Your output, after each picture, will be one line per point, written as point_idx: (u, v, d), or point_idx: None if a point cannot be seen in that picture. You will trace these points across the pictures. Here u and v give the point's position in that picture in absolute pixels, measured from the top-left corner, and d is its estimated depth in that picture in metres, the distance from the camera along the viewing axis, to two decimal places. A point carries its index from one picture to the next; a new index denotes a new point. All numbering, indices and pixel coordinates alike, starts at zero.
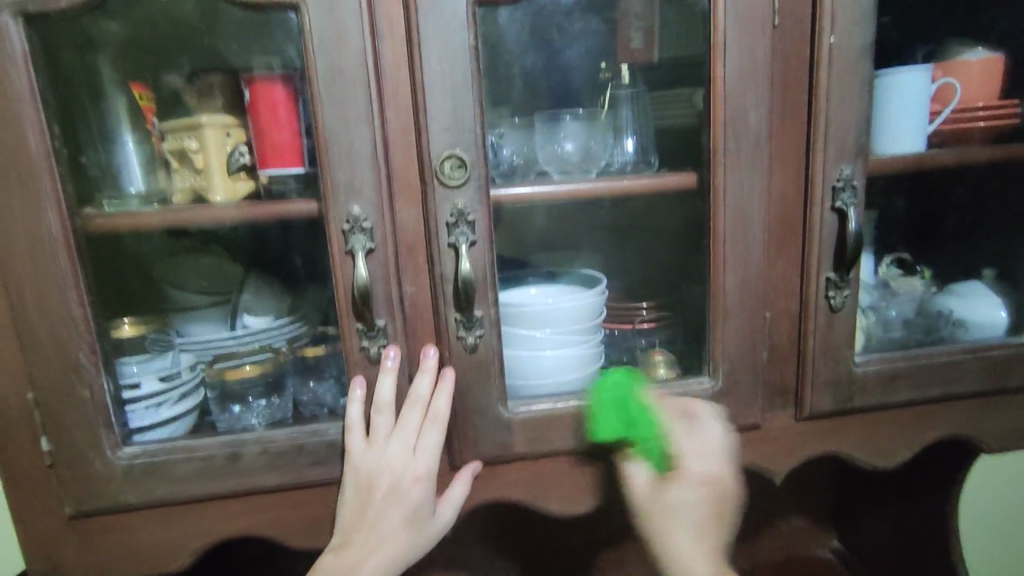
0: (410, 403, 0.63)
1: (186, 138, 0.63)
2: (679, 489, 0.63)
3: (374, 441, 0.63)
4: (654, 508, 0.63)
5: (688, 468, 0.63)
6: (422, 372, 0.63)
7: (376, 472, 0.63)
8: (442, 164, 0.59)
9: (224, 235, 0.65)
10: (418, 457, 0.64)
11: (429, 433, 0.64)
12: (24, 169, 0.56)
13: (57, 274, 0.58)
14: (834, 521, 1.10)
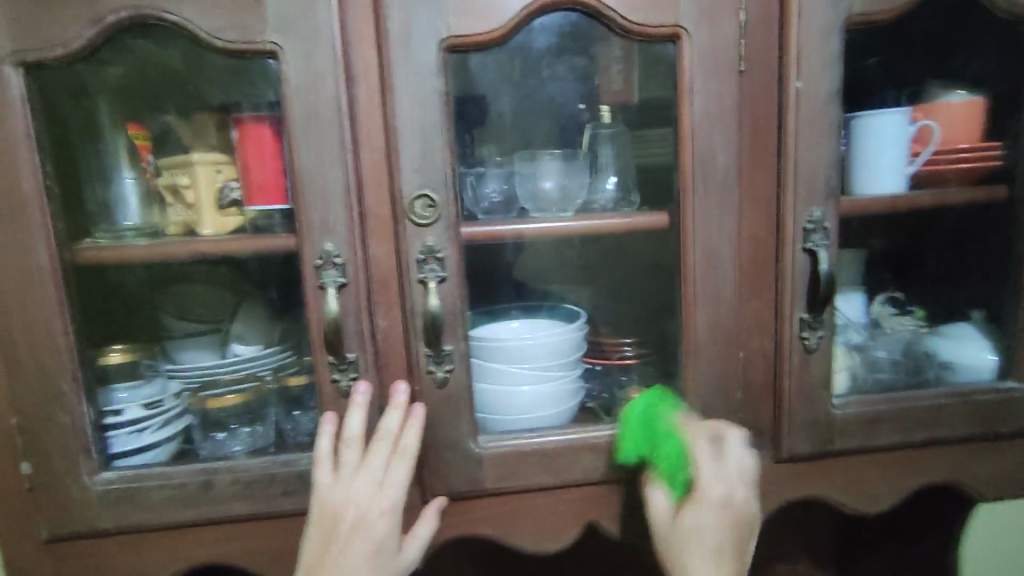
0: (379, 437, 0.63)
1: (178, 175, 0.66)
2: (700, 516, 0.63)
3: (341, 475, 0.62)
4: (675, 540, 0.63)
5: (709, 493, 0.63)
6: (391, 406, 0.63)
7: (341, 506, 0.61)
8: (412, 204, 0.61)
9: (209, 267, 0.67)
10: (386, 492, 0.62)
11: (398, 468, 0.63)
12: (17, 204, 0.59)
13: (44, 304, 0.60)
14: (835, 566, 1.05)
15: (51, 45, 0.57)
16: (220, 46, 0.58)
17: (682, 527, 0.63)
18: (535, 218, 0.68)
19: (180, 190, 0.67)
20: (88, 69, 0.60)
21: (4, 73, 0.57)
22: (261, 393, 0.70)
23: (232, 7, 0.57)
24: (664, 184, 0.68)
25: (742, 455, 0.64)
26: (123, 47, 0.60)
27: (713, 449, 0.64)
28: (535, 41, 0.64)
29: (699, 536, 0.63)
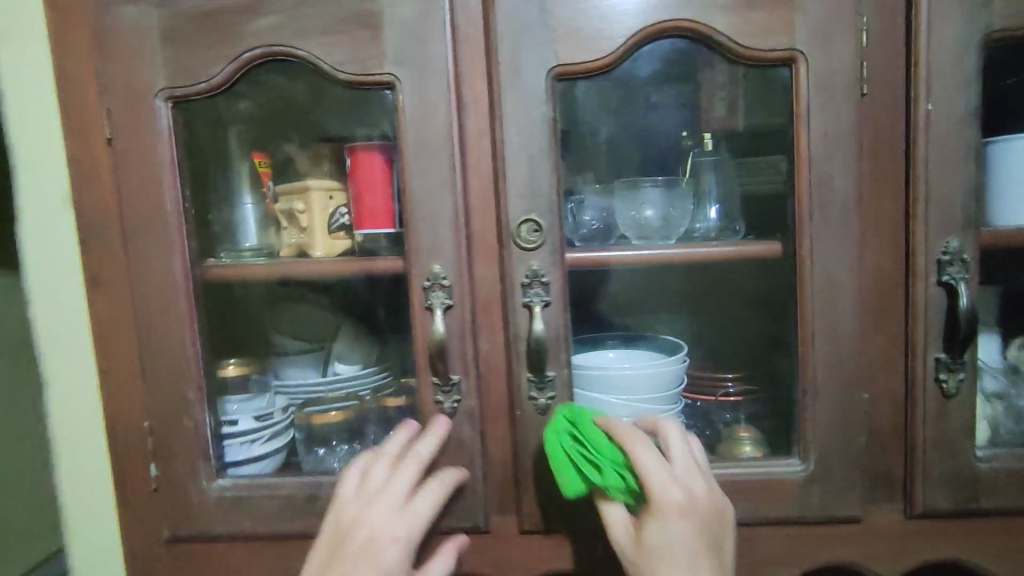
0: (408, 461, 0.62)
1: (295, 201, 0.70)
2: (668, 527, 0.57)
3: (366, 490, 0.62)
4: (643, 553, 0.58)
5: (664, 500, 0.58)
6: (427, 435, 0.63)
7: (354, 523, 0.60)
8: (519, 228, 0.61)
9: (316, 287, 0.69)
10: (404, 519, 0.61)
11: (423, 499, 0.62)
12: (159, 225, 0.63)
13: (176, 317, 0.65)
14: None
15: (197, 82, 0.61)
16: (342, 78, 0.61)
17: (648, 540, 0.58)
18: (645, 246, 0.66)
19: (295, 213, 0.70)
20: (225, 102, 0.64)
21: (156, 106, 0.62)
22: (366, 412, 0.71)
23: (351, 40, 0.60)
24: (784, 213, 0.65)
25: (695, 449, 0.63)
26: (257, 81, 0.63)
27: (661, 466, 0.59)
28: (642, 69, 0.63)
29: (673, 545, 0.57)
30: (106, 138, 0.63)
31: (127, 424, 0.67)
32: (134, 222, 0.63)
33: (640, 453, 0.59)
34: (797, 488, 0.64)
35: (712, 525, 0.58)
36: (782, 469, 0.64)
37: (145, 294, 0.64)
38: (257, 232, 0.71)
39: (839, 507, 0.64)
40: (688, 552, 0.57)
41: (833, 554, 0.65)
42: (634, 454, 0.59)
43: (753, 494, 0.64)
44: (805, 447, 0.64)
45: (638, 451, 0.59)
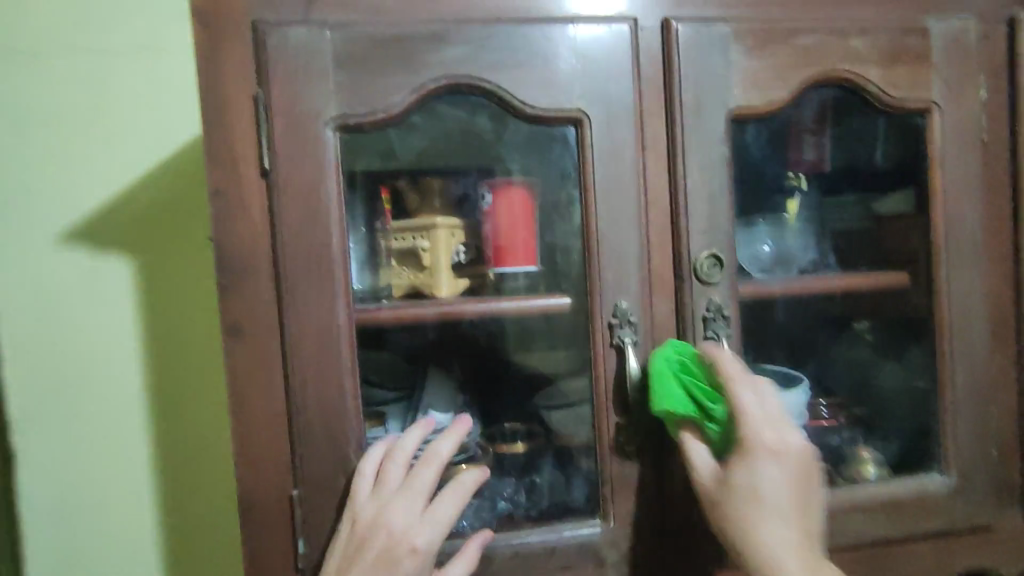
0: (428, 460, 0.59)
1: (418, 238, 0.65)
2: (763, 469, 0.55)
3: (382, 490, 0.57)
4: (731, 491, 0.56)
5: (761, 443, 0.56)
6: (449, 434, 0.60)
7: (371, 529, 0.56)
8: (701, 262, 0.62)
9: (437, 329, 0.64)
10: (424, 527, 0.57)
11: (445, 504, 0.58)
12: (323, 266, 0.57)
13: (336, 367, 0.58)
14: None
15: (374, 110, 0.57)
16: (530, 113, 0.60)
17: (735, 480, 0.56)
18: (773, 279, 0.69)
19: (416, 250, 0.65)
20: (400, 137, 0.60)
21: (325, 136, 0.57)
22: (504, 458, 0.68)
23: (542, 77, 0.59)
24: (889, 242, 0.73)
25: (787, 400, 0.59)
26: (433, 113, 0.60)
27: (757, 408, 0.57)
28: (801, 112, 0.67)
29: (763, 490, 0.55)
30: (262, 171, 0.57)
31: (270, 495, 0.59)
32: (295, 265, 0.57)
33: (737, 393, 0.57)
34: (940, 500, 0.69)
35: (802, 477, 0.56)
36: (930, 483, 0.69)
37: (301, 345, 0.58)
38: (364, 267, 0.62)
39: (974, 515, 0.70)
40: (779, 498, 0.55)
41: (966, 562, 0.71)
42: (732, 394, 0.57)
43: (905, 510, 0.68)
44: (945, 461, 0.70)
45: (734, 390, 0.57)
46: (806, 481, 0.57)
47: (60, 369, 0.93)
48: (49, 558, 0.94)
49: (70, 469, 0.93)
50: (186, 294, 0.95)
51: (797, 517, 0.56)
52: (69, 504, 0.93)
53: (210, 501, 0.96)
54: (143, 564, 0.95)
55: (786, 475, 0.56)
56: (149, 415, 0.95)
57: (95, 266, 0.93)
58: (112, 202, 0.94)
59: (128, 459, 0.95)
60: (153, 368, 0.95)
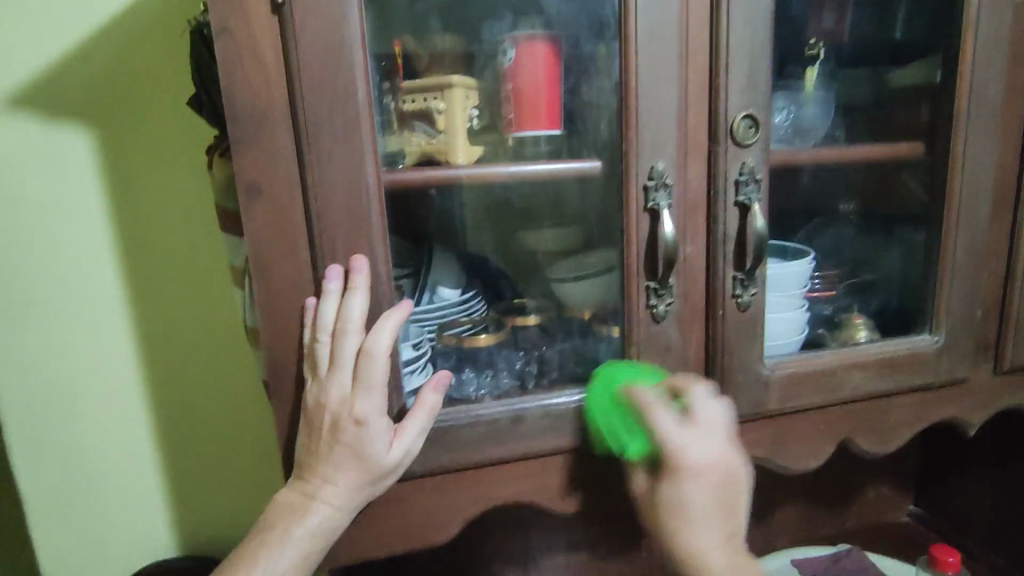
0: (344, 332, 0.54)
1: (433, 99, 0.62)
2: (691, 486, 0.59)
3: (318, 373, 0.55)
4: (661, 507, 0.61)
5: (686, 463, 0.59)
6: (351, 289, 0.55)
7: (319, 407, 0.55)
8: (738, 124, 0.61)
9: (474, 195, 0.64)
10: (361, 396, 0.55)
11: (374, 368, 0.55)
12: (349, 119, 0.53)
13: (366, 229, 0.55)
14: (914, 488, 1.18)
15: None
16: None
17: (663, 497, 0.61)
18: (804, 147, 0.70)
19: (429, 115, 0.62)
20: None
21: None
22: (522, 330, 0.69)
23: None
24: (898, 120, 0.75)
25: (720, 409, 0.61)
26: None
27: (679, 429, 0.60)
28: None
29: (690, 508, 0.59)
30: (273, 7, 0.50)
31: (296, 366, 0.57)
32: (317, 118, 0.52)
33: (659, 419, 0.60)
34: (928, 358, 0.74)
35: (727, 490, 0.60)
36: (920, 342, 0.74)
37: (326, 206, 0.54)
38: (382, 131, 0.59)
39: (953, 371, 0.75)
40: (703, 513, 0.60)
41: (942, 413, 0.78)
42: (653, 421, 0.60)
43: (897, 367, 0.73)
44: (937, 322, 0.74)
45: (657, 417, 0.60)
46: (728, 489, 0.60)
47: (23, 251, 0.85)
48: (35, 448, 0.91)
49: (48, 357, 0.89)
50: (160, 169, 0.87)
51: (722, 523, 0.60)
52: (51, 393, 0.90)
53: (203, 386, 0.94)
54: (138, 448, 0.94)
55: (708, 491, 0.59)
56: (130, 300, 0.90)
57: (50, 137, 0.84)
58: (63, 63, 0.83)
59: (110, 343, 0.90)
60: (129, 249, 0.88)
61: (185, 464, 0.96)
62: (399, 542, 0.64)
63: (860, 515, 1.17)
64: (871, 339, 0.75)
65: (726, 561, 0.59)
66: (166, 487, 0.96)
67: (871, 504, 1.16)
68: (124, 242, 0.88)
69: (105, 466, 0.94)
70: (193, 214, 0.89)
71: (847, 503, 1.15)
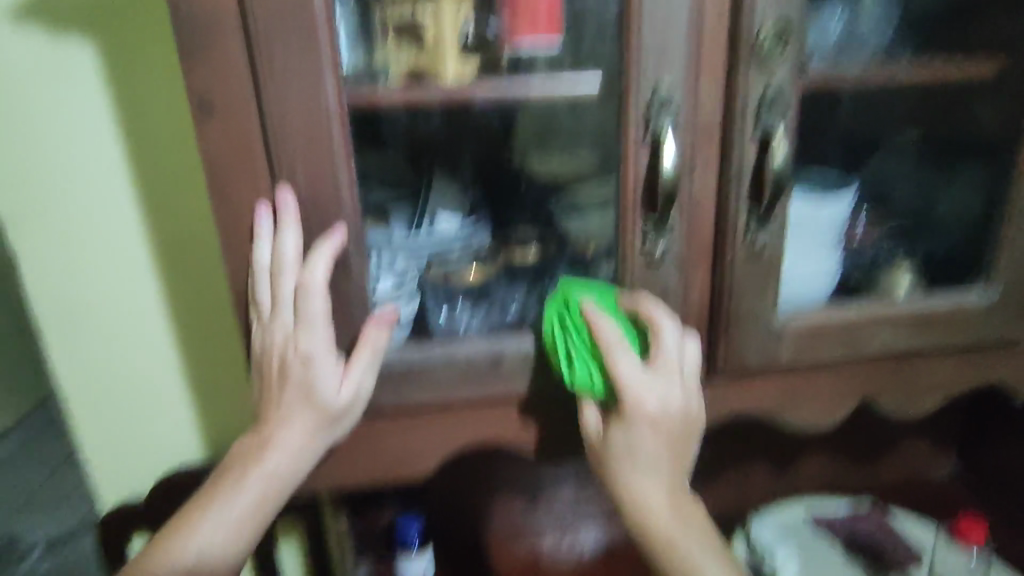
0: (278, 271, 0.52)
1: (419, 7, 0.55)
2: (649, 433, 0.57)
3: (261, 317, 0.54)
4: (610, 453, 0.58)
5: (644, 409, 0.56)
6: (282, 227, 0.51)
7: (266, 350, 0.55)
8: (762, 36, 0.52)
9: (446, 121, 0.58)
10: (303, 334, 0.53)
11: (312, 304, 0.53)
12: (306, 26, 0.47)
13: (330, 153, 0.51)
14: (955, 448, 1.10)
15: None
16: None
17: (616, 442, 0.58)
18: (850, 66, 0.58)
19: (416, 28, 0.56)
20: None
21: None
22: (509, 265, 0.63)
23: None
24: (976, 34, 0.63)
25: (686, 350, 0.58)
26: None
27: (642, 373, 0.56)
28: None
29: (641, 450, 0.58)
30: None
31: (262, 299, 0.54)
32: (272, 27, 0.47)
33: (622, 360, 0.56)
34: (978, 314, 0.65)
35: (679, 439, 0.59)
36: (971, 299, 0.65)
37: (283, 125, 0.49)
38: (361, 45, 0.55)
39: (1007, 330, 0.66)
40: (654, 458, 0.58)
41: (988, 376, 0.69)
42: (617, 361, 0.56)
43: (938, 324, 0.65)
44: (994, 276, 0.65)
45: (619, 356, 0.56)
46: (683, 437, 0.59)
47: (37, 165, 0.87)
48: (63, 354, 0.96)
49: (70, 272, 0.92)
50: (165, 83, 0.86)
51: (669, 467, 0.59)
52: (74, 304, 0.94)
53: (217, 305, 0.97)
54: (161, 360, 0.99)
55: (664, 439, 0.58)
56: (143, 218, 0.91)
57: (52, 50, 0.84)
58: None
59: (128, 260, 0.93)
60: (138, 168, 0.89)
61: (206, 376, 1.01)
62: (378, 479, 0.63)
63: (891, 472, 1.10)
64: (913, 292, 0.66)
65: (668, 504, 0.58)
66: (190, 396, 1.02)
67: (904, 461, 1.09)
68: (132, 158, 0.88)
69: (130, 374, 0.99)
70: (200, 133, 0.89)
71: (877, 460, 1.09)
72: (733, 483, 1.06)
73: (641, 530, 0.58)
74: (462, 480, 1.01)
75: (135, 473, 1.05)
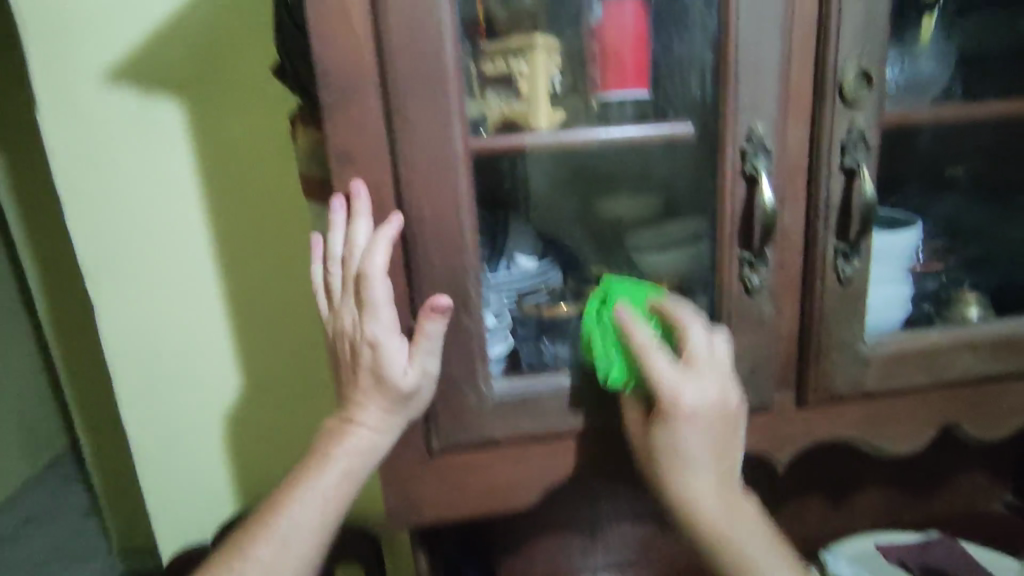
0: (349, 257, 0.55)
1: (516, 61, 0.61)
2: (689, 431, 0.59)
3: (336, 301, 0.58)
4: (653, 451, 0.60)
5: (681, 404, 0.58)
6: (354, 217, 0.54)
7: (342, 335, 0.58)
8: (848, 80, 0.56)
9: (556, 165, 0.62)
10: (368, 319, 0.56)
11: (376, 290, 0.55)
12: (437, 83, 0.52)
13: (453, 198, 0.54)
14: (1010, 478, 1.10)
15: None
16: None
17: (658, 442, 0.60)
18: (922, 107, 0.62)
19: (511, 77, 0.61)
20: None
21: None
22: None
23: None
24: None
25: (718, 346, 0.59)
26: None
27: (675, 371, 0.58)
28: None
29: (683, 446, 0.59)
30: None
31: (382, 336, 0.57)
32: (406, 83, 0.51)
33: (656, 361, 0.58)
34: None
35: (721, 436, 0.60)
36: None
37: (411, 172, 0.53)
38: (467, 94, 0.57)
39: None
40: (696, 456, 0.60)
41: None
42: (650, 362, 0.58)
43: (1016, 348, 0.67)
44: None
45: (654, 357, 0.58)
46: (725, 433, 0.60)
47: (120, 214, 0.92)
48: (134, 394, 0.99)
49: (148, 317, 0.96)
50: (248, 137, 0.92)
51: (714, 463, 0.61)
52: (149, 346, 0.97)
53: (288, 347, 1.00)
54: (230, 402, 1.01)
55: (705, 436, 0.59)
56: (221, 265, 0.95)
57: (143, 108, 0.89)
58: (158, 35, 0.88)
59: (203, 304, 0.97)
60: (219, 216, 0.94)
61: (277, 416, 1.03)
62: (478, 509, 0.65)
63: (953, 502, 1.10)
64: (985, 317, 0.69)
65: (710, 491, 0.61)
66: (259, 437, 1.04)
67: (961, 493, 1.09)
68: (213, 207, 0.93)
69: (202, 415, 1.01)
70: (280, 183, 0.94)
71: (934, 492, 1.09)
72: (793, 517, 1.06)
73: (690, 517, 0.62)
74: (523, 522, 1.01)
75: (201, 516, 1.06)
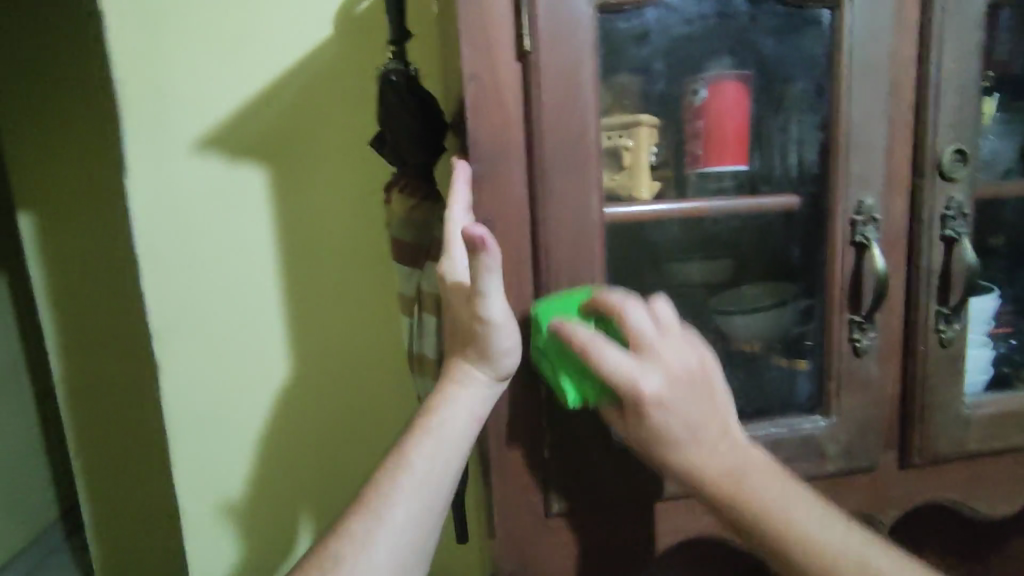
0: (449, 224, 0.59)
1: (622, 136, 0.60)
2: (671, 409, 0.51)
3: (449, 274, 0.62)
4: (651, 447, 0.52)
5: (644, 375, 0.51)
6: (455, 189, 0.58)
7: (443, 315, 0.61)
8: (946, 158, 0.61)
9: (682, 234, 0.62)
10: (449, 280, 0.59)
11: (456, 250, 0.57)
12: (580, 159, 0.56)
13: (590, 263, 0.58)
14: None
15: None
16: None
17: (646, 432, 0.52)
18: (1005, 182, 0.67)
19: (615, 149, 0.60)
20: (657, 18, 0.57)
21: (582, 17, 0.54)
22: None
23: None
24: None
25: (662, 312, 0.54)
26: None
27: (629, 360, 0.51)
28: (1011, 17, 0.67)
29: (675, 436, 0.51)
30: (519, 54, 0.54)
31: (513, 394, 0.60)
32: (553, 158, 0.55)
33: (608, 356, 0.51)
34: None
35: (705, 405, 0.52)
36: None
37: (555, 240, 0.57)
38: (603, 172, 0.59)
39: None
40: (702, 433, 0.52)
41: None
42: (600, 364, 0.51)
43: None
44: None
45: (601, 351, 0.51)
46: (709, 401, 0.52)
47: (199, 274, 0.95)
48: (193, 454, 0.99)
49: (222, 375, 0.97)
50: (330, 203, 0.95)
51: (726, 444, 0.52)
52: (216, 406, 0.98)
53: (355, 406, 1.00)
54: (295, 463, 1.01)
55: (688, 407, 0.51)
56: (295, 324, 0.97)
57: (233, 175, 0.93)
58: (250, 105, 0.92)
59: (275, 364, 0.98)
60: (298, 279, 0.96)
61: (339, 478, 1.02)
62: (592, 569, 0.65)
63: None
64: None
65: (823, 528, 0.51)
66: (322, 500, 1.02)
67: None
68: (294, 269, 0.96)
69: (267, 476, 1.01)
70: (358, 247, 0.97)
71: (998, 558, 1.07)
72: None
73: (754, 536, 0.52)
74: None
75: None
